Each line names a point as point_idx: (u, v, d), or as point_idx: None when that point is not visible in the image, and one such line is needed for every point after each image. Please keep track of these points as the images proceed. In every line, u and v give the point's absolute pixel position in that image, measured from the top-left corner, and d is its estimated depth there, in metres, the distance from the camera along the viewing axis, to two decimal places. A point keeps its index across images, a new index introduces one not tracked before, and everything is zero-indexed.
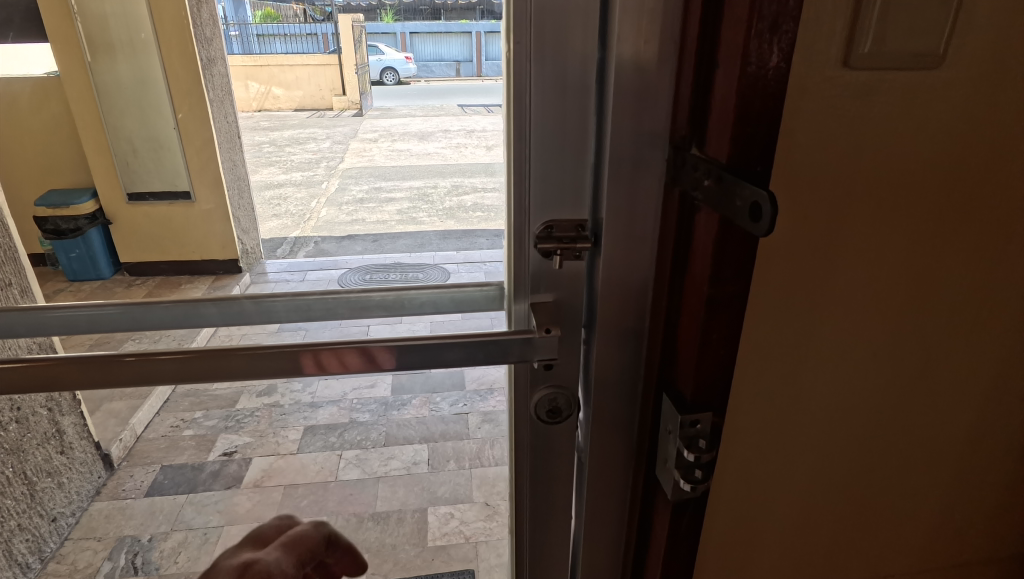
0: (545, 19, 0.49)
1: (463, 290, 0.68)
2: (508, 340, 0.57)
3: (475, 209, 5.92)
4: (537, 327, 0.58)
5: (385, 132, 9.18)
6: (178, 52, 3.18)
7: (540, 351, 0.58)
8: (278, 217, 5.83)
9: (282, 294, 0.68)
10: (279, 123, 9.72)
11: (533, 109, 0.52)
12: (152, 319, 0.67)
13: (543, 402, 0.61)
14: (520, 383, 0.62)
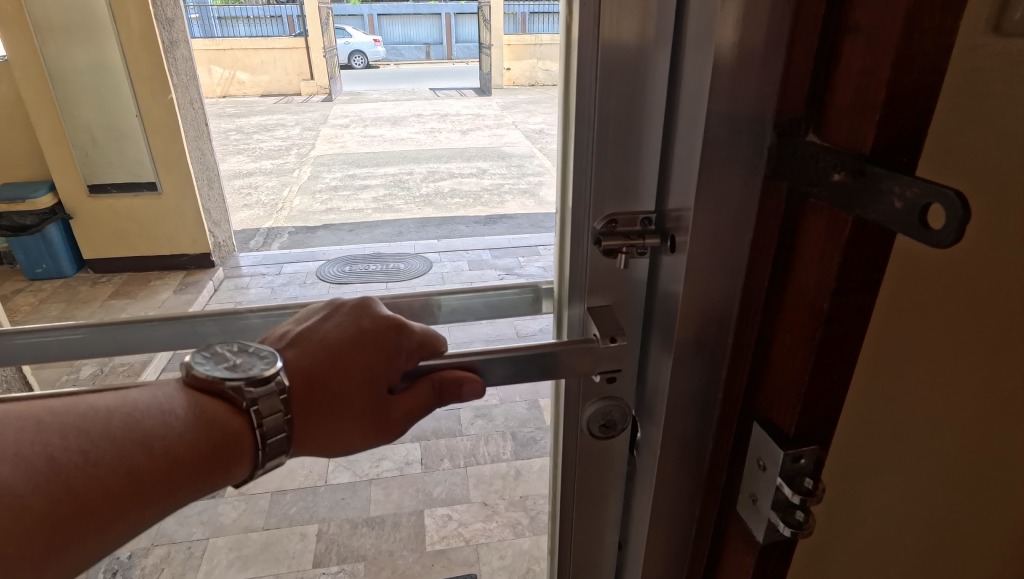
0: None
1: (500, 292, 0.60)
2: (563, 353, 0.50)
3: (453, 196, 5.82)
4: (600, 336, 0.51)
5: (356, 117, 8.95)
6: (137, 35, 2.98)
7: (603, 359, 0.52)
8: (250, 207, 5.64)
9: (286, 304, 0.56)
10: (246, 109, 9.40)
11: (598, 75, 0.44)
12: (142, 340, 0.56)
13: (596, 416, 0.56)
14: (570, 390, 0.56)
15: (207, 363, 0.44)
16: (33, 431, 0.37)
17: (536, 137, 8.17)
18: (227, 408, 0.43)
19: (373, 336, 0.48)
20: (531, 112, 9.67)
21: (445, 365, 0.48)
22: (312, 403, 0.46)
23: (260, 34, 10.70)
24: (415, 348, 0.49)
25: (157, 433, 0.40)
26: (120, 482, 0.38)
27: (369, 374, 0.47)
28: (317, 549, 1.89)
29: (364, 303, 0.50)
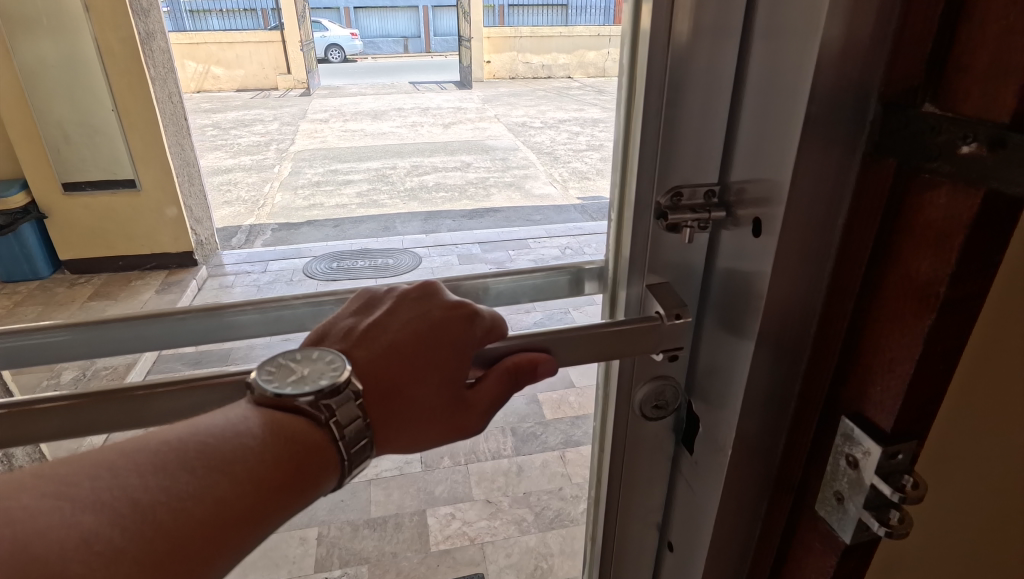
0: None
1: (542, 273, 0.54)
2: (627, 332, 0.47)
3: (438, 190, 5.75)
4: (664, 313, 0.47)
5: (335, 112, 8.82)
6: (111, 26, 2.88)
7: (665, 338, 0.48)
8: (230, 204, 5.52)
9: (298, 296, 0.52)
10: (222, 104, 9.21)
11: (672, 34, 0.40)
12: (136, 339, 0.51)
13: (648, 396, 0.54)
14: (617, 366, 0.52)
15: (272, 380, 0.42)
16: (110, 478, 0.37)
17: (519, 130, 8.13)
18: (307, 424, 0.42)
19: (447, 328, 0.47)
20: (512, 105, 9.62)
21: (515, 349, 0.47)
22: (393, 403, 0.46)
23: (234, 28, 10.49)
24: (486, 333, 0.47)
25: (234, 458, 0.40)
26: (211, 511, 0.37)
27: (446, 369, 0.47)
28: (318, 553, 1.84)
29: (431, 290, 0.49)
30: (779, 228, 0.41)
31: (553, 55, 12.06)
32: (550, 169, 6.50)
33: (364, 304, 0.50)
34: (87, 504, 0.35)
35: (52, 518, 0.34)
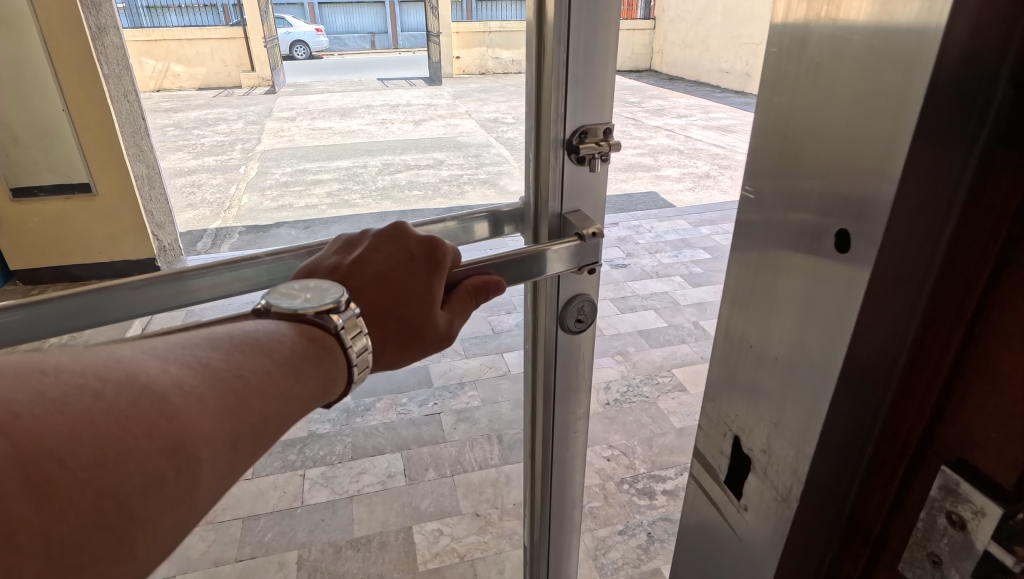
0: (580, 43, 0.77)
1: (471, 219, 0.82)
2: (564, 247, 0.79)
3: (411, 188, 5.64)
4: (584, 233, 0.82)
5: (302, 110, 8.61)
6: (60, 20, 2.71)
7: (587, 253, 0.83)
8: (194, 207, 5.31)
9: (263, 256, 0.69)
10: (183, 104, 8.89)
11: (570, 112, 0.81)
12: (127, 302, 0.64)
13: (576, 309, 0.92)
14: (548, 287, 0.89)
15: (282, 299, 0.59)
16: (180, 349, 0.48)
17: (491, 127, 8.03)
18: (322, 330, 0.57)
19: (421, 258, 0.67)
20: (483, 100, 9.51)
21: (471, 274, 0.71)
22: (390, 318, 0.64)
23: (194, 24, 10.17)
24: (451, 259, 0.69)
25: (274, 348, 0.53)
26: (267, 379, 0.50)
27: (423, 288, 0.66)
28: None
29: (400, 230, 0.69)
30: (878, 237, 0.33)
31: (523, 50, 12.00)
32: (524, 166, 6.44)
33: (345, 250, 0.68)
34: (169, 361, 0.46)
35: (147, 369, 0.44)
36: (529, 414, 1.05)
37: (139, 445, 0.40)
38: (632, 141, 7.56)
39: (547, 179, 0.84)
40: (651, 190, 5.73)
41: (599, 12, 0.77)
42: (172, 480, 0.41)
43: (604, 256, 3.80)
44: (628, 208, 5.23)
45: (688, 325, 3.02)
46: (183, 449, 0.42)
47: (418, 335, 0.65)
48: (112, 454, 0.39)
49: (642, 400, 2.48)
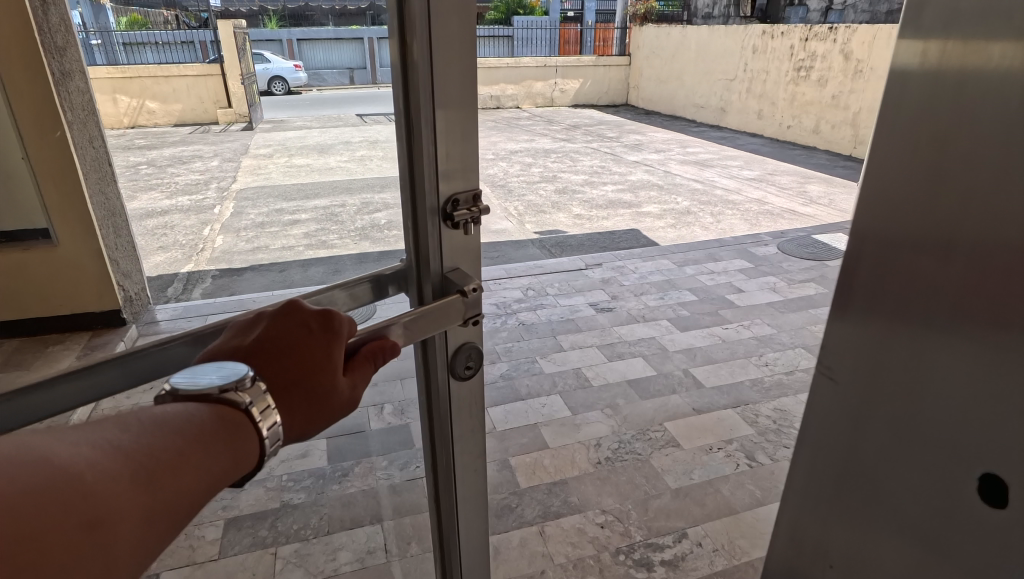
0: (447, 127, 0.88)
1: (356, 283, 0.92)
2: (452, 302, 0.94)
3: (391, 228, 5.55)
4: (467, 287, 0.96)
5: (280, 147, 8.53)
6: (20, 65, 2.60)
7: (471, 306, 0.98)
8: (165, 249, 5.13)
9: (179, 338, 0.75)
10: (157, 141, 8.74)
11: (439, 184, 0.91)
12: (49, 397, 0.67)
13: (465, 358, 1.03)
14: (437, 340, 0.99)
15: (187, 382, 0.62)
16: (96, 432, 0.54)
17: None
18: (231, 407, 0.61)
19: (319, 327, 0.72)
20: None
21: (370, 339, 0.78)
22: (296, 391, 0.68)
23: (170, 60, 10.09)
24: (348, 327, 0.75)
25: (184, 423, 0.58)
26: (181, 452, 0.56)
27: (324, 358, 0.71)
28: None
29: (293, 305, 0.74)
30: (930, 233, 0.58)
31: (501, 86, 12.23)
32: (504, 203, 6.40)
33: (247, 328, 0.73)
34: (85, 445, 0.52)
35: (61, 451, 0.50)
36: (430, 461, 1.15)
37: (58, 523, 0.46)
38: (612, 177, 7.58)
39: (425, 242, 0.95)
40: (632, 227, 5.72)
41: (461, 101, 0.89)
42: (88, 551, 0.47)
43: (588, 299, 3.73)
44: (611, 247, 5.19)
45: (677, 373, 2.93)
46: (102, 523, 0.49)
47: (324, 403, 0.70)
48: (29, 532, 0.45)
49: (635, 458, 2.36)
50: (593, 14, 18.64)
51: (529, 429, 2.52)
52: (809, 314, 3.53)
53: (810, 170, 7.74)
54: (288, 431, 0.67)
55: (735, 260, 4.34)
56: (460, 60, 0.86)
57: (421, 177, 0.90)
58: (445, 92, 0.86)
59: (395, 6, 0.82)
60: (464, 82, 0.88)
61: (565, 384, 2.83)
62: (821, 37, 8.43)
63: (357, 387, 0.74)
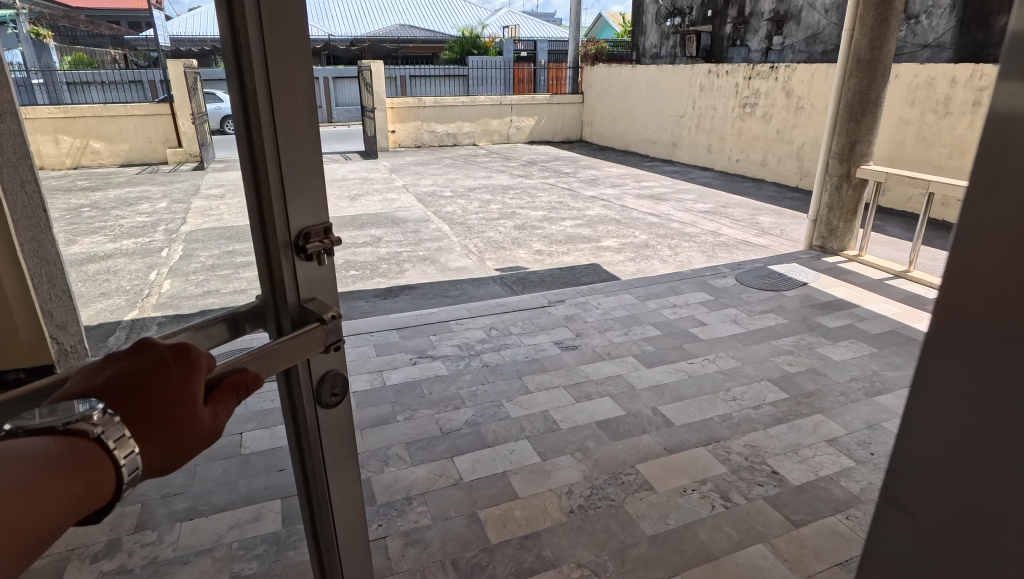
0: (291, 162, 0.95)
1: (211, 323, 0.93)
2: (314, 329, 0.99)
3: (348, 267, 5.42)
4: (326, 314, 1.02)
5: (232, 186, 8.32)
6: None
7: (331, 332, 1.03)
8: (107, 296, 4.86)
9: (29, 386, 0.76)
10: (101, 182, 8.41)
11: (290, 216, 0.97)
12: None
13: (329, 387, 1.10)
14: (299, 369, 1.05)
15: (38, 416, 0.64)
16: None
17: (429, 200, 7.97)
18: (83, 435, 0.63)
19: (175, 359, 0.72)
20: (420, 174, 9.51)
21: (229, 373, 0.79)
22: (151, 420, 0.68)
23: (116, 100, 9.82)
24: (205, 359, 0.75)
25: (34, 451, 0.61)
26: (27, 475, 0.58)
27: (180, 387, 0.71)
28: None
29: (146, 340, 0.74)
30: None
31: (457, 124, 12.34)
32: (464, 240, 6.35)
33: (99, 367, 0.73)
34: None
35: None
36: (305, 500, 1.19)
37: None
38: (570, 212, 7.64)
39: (280, 273, 1.00)
40: (592, 261, 5.74)
41: (305, 140, 0.97)
42: None
43: (552, 336, 3.68)
44: (572, 282, 5.18)
45: (646, 412, 2.88)
46: None
47: (183, 433, 0.70)
48: None
49: (609, 504, 2.27)
50: (545, 54, 19.15)
51: (497, 478, 2.42)
52: (772, 346, 3.56)
53: (760, 202, 7.98)
54: (146, 460, 0.68)
55: (696, 293, 4.38)
56: (299, 102, 0.95)
57: (271, 209, 0.96)
58: (287, 128, 0.94)
59: (229, 56, 0.90)
60: (305, 121, 0.97)
61: (534, 428, 2.74)
62: (763, 75, 8.83)
63: (220, 417, 0.75)
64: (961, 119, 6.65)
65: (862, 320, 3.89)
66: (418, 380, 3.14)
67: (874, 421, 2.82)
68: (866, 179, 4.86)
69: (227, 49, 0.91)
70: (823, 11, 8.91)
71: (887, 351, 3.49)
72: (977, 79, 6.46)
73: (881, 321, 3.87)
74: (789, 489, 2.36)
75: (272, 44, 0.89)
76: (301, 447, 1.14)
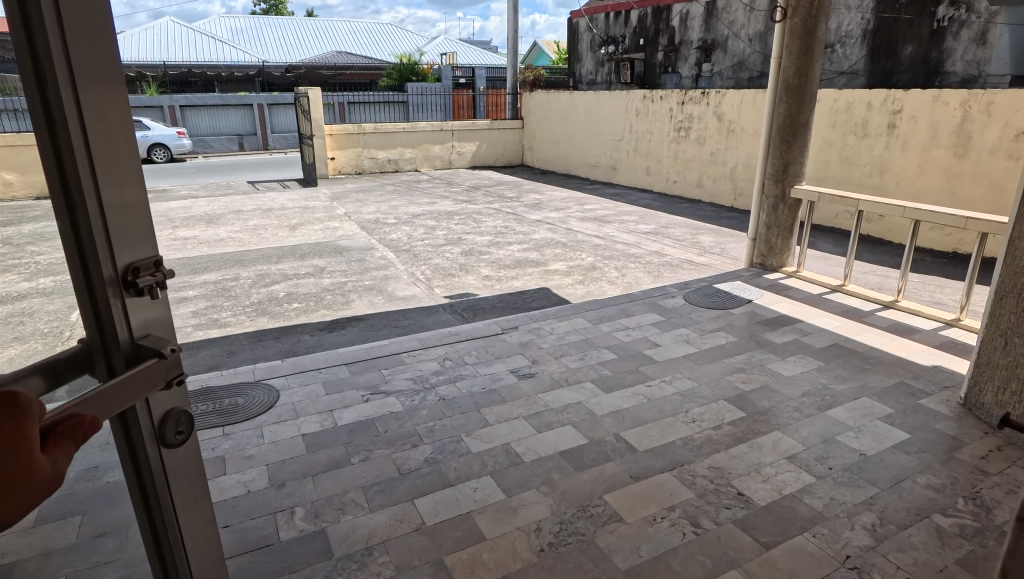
0: (112, 214, 1.10)
1: (30, 373, 1.06)
2: (155, 366, 1.15)
3: (291, 300, 5.19)
4: (166, 350, 1.18)
5: (162, 218, 7.89)
6: None
7: (171, 367, 1.19)
8: (22, 341, 4.45)
9: None
10: (13, 216, 7.79)
11: (117, 261, 1.12)
12: None
13: (173, 425, 1.25)
14: (141, 408, 1.19)
15: None
16: None
17: (373, 228, 7.79)
18: None
19: (11, 411, 0.83)
20: (362, 201, 9.32)
21: (59, 424, 0.91)
22: None
23: None
24: (35, 410, 0.86)
25: None
26: None
27: (20, 436, 0.82)
28: None
29: None
30: None
31: (398, 150, 12.23)
32: (411, 268, 6.22)
33: None
34: None
35: None
36: (152, 542, 1.31)
37: None
38: (516, 236, 7.64)
39: (110, 316, 1.13)
40: (542, 285, 5.73)
41: (126, 193, 1.13)
42: None
43: (508, 365, 3.61)
44: (523, 307, 5.14)
45: (610, 439, 2.83)
46: None
47: (23, 477, 0.81)
48: None
49: (579, 539, 2.20)
50: (482, 81, 19.34)
51: (462, 519, 2.30)
52: (725, 364, 3.61)
53: (699, 222, 8.23)
54: None
55: (647, 314, 4.42)
56: (116, 159, 1.10)
57: (97, 255, 1.10)
58: (107, 177, 1.09)
59: (45, 119, 1.03)
60: (124, 172, 1.12)
61: (496, 463, 2.64)
62: (695, 101, 9.19)
63: (57, 459, 0.87)
64: (878, 140, 7.09)
65: (807, 335, 4.02)
66: (371, 418, 2.98)
67: (828, 435, 2.89)
68: (800, 199, 5.07)
69: (38, 109, 1.03)
70: (748, 40, 9.41)
71: (833, 364, 3.61)
72: (890, 102, 6.92)
73: (825, 336, 4.01)
74: (756, 510, 2.36)
75: (87, 103, 1.04)
76: (151, 489, 1.27)
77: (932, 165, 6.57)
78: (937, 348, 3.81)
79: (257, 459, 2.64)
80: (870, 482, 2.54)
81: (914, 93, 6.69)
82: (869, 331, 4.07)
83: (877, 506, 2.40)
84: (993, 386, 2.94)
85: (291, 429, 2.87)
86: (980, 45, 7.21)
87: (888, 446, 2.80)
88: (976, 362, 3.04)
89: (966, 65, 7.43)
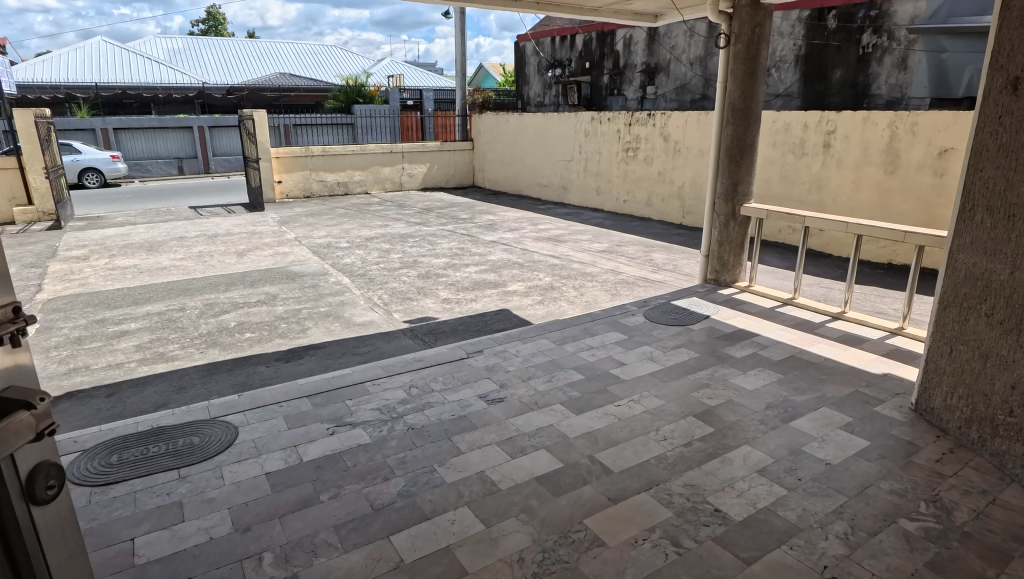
0: None
1: None
2: (23, 415, 1.18)
3: (243, 330, 4.98)
4: (35, 399, 1.21)
5: (97, 247, 7.49)
6: None
7: (40, 416, 1.21)
8: None
9: None
10: None
11: None
12: None
13: (45, 480, 1.27)
14: (11, 468, 1.20)
15: None
16: None
17: (325, 252, 7.61)
18: None
19: None
20: (312, 225, 9.11)
21: None
22: None
23: None
24: None
25: None
26: None
27: None
28: None
29: None
30: None
31: (348, 172, 12.06)
32: (367, 292, 6.10)
33: None
34: None
35: None
36: None
37: None
38: (473, 258, 7.61)
39: None
40: (502, 306, 5.71)
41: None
42: None
43: (476, 390, 3.55)
44: (485, 329, 5.10)
45: (584, 461, 2.82)
46: None
47: None
48: None
49: (563, 566, 2.16)
50: (429, 102, 19.35)
51: (442, 554, 2.23)
52: (690, 380, 3.67)
53: (651, 239, 8.42)
54: None
55: (610, 333, 4.46)
56: None
57: None
58: None
59: None
60: None
61: (472, 492, 2.58)
62: (642, 122, 9.46)
63: None
64: (815, 159, 7.45)
65: (764, 348, 4.13)
66: (339, 452, 2.87)
67: (794, 447, 2.96)
68: (749, 216, 5.25)
69: None
70: (689, 64, 9.80)
71: (791, 376, 3.72)
72: (825, 123, 7.30)
73: (781, 348, 4.14)
74: (734, 525, 2.38)
75: None
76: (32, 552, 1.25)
77: (865, 182, 6.95)
78: (885, 356, 3.99)
79: (218, 502, 2.49)
80: (839, 491, 2.61)
81: (846, 114, 7.08)
82: (821, 342, 4.23)
83: (847, 515, 2.46)
84: (942, 392, 3.10)
85: (253, 468, 2.73)
86: (901, 70, 7.83)
87: (851, 454, 2.89)
88: (925, 370, 3.19)
89: (890, 89, 8.05)
